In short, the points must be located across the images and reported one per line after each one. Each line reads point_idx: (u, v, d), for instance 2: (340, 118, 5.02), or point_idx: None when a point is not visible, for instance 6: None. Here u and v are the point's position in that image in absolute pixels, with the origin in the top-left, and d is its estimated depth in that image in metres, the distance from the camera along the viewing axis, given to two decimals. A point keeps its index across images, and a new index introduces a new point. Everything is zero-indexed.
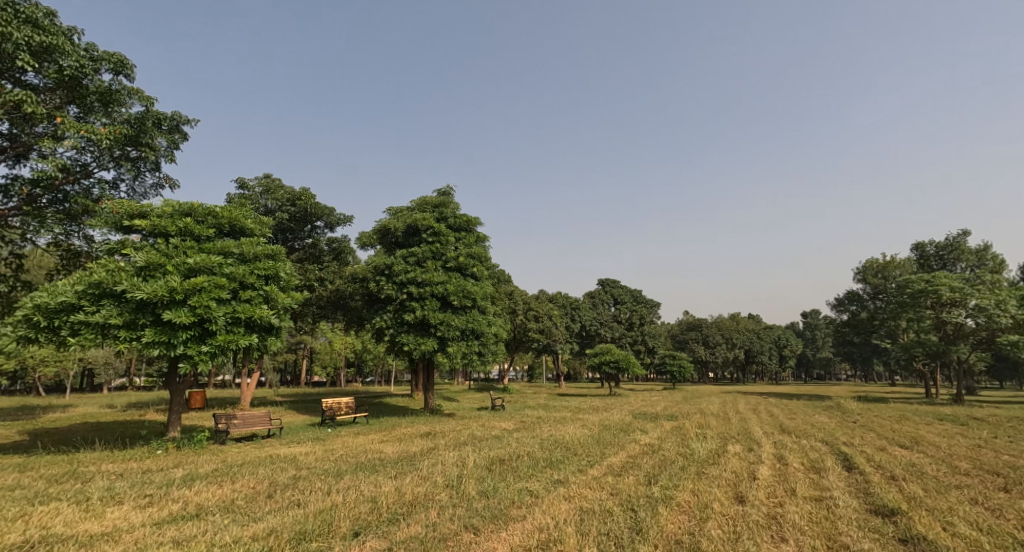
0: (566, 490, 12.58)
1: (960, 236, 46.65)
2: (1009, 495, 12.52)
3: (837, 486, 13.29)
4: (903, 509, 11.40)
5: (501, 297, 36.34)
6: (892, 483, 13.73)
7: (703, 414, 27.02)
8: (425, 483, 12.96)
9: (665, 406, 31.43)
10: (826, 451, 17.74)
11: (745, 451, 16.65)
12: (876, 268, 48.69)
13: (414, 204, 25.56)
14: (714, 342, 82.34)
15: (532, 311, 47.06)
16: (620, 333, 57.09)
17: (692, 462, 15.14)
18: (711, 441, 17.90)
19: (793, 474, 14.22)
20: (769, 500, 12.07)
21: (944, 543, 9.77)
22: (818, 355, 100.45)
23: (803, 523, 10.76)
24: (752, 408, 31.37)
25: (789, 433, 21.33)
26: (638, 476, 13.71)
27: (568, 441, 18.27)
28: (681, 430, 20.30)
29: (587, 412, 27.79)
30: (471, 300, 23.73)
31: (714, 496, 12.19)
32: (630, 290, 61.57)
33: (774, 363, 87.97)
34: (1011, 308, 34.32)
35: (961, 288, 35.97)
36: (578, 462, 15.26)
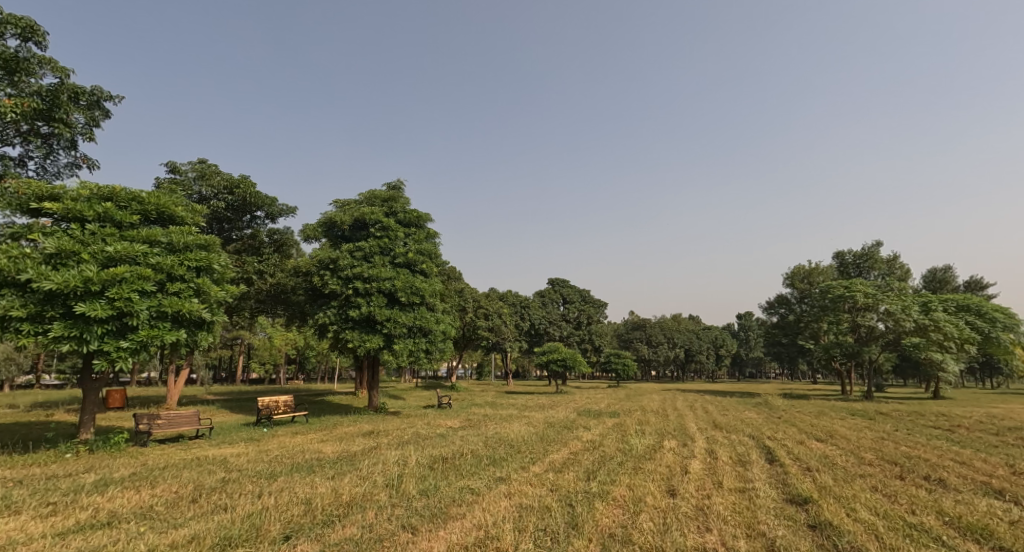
0: (506, 488, 12.75)
1: (874, 246, 50.27)
2: (905, 482, 13.71)
3: (759, 477, 14.14)
4: (815, 498, 12.26)
5: (450, 296, 36.35)
6: (808, 474, 14.74)
7: (643, 410, 27.91)
8: (364, 483, 12.83)
9: (608, 403, 32.32)
10: (752, 445, 18.81)
11: (679, 446, 17.39)
12: (802, 275, 51.98)
13: (362, 197, 25.05)
14: (657, 341, 85.09)
15: (481, 309, 47.06)
16: (568, 332, 57.90)
17: (630, 457, 15.65)
18: (649, 437, 18.61)
19: (721, 468, 14.98)
20: (698, 493, 12.68)
21: (846, 527, 10.57)
22: (751, 355, 105.76)
23: (727, 513, 11.38)
24: (690, 404, 32.74)
25: (721, 428, 22.38)
26: (578, 473, 14.06)
27: (512, 438, 18.51)
28: (621, 426, 20.95)
29: (532, 409, 28.23)
30: (420, 297, 23.44)
31: (648, 490, 12.70)
32: (579, 291, 62.74)
33: (712, 363, 91.88)
34: (914, 313, 37.34)
35: (874, 294, 38.90)
36: (519, 459, 15.49)
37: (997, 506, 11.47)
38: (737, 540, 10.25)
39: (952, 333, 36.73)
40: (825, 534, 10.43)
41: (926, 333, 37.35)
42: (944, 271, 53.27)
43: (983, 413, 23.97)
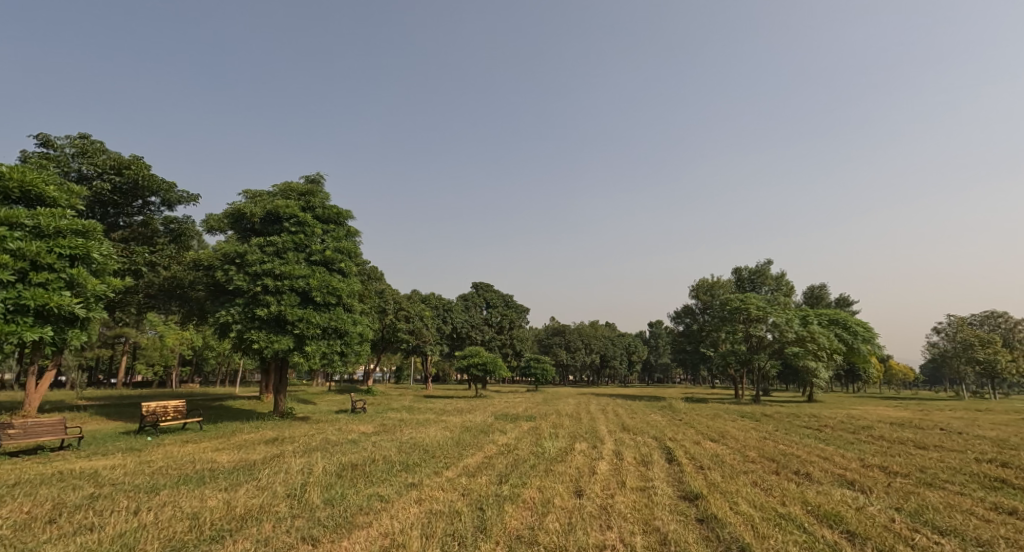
0: (416, 494, 12.44)
1: (765, 263, 54.77)
2: (780, 476, 14.83)
3: (658, 476, 14.77)
4: (704, 494, 12.94)
5: (369, 296, 35.19)
6: (700, 471, 15.61)
7: (558, 414, 28.43)
8: (263, 494, 12.02)
9: (525, 407, 32.58)
10: (655, 446, 19.67)
11: (589, 448, 17.85)
12: (705, 288, 55.33)
13: (277, 189, 23.62)
14: (575, 346, 87.08)
15: (402, 311, 45.87)
16: (489, 336, 57.81)
17: (541, 460, 15.82)
18: (561, 440, 18.92)
19: (626, 468, 15.48)
20: (603, 492, 13.01)
21: (729, 519, 11.25)
22: (659, 360, 111.37)
23: (627, 511, 11.75)
24: (602, 408, 33.76)
25: (630, 430, 23.22)
26: (490, 476, 14.00)
27: (426, 443, 18.13)
28: (536, 430, 21.19)
29: (449, 413, 27.91)
30: (336, 297, 22.44)
31: (556, 491, 12.87)
32: (502, 295, 62.88)
33: (624, 368, 95.52)
34: (795, 325, 40.97)
35: (764, 307, 42.19)
36: (433, 464, 15.19)
37: (848, 495, 12.73)
38: (634, 536, 10.57)
39: (823, 343, 40.87)
40: (710, 526, 11.04)
41: (804, 343, 41.14)
42: (820, 289, 58.60)
43: (848, 414, 26.71)
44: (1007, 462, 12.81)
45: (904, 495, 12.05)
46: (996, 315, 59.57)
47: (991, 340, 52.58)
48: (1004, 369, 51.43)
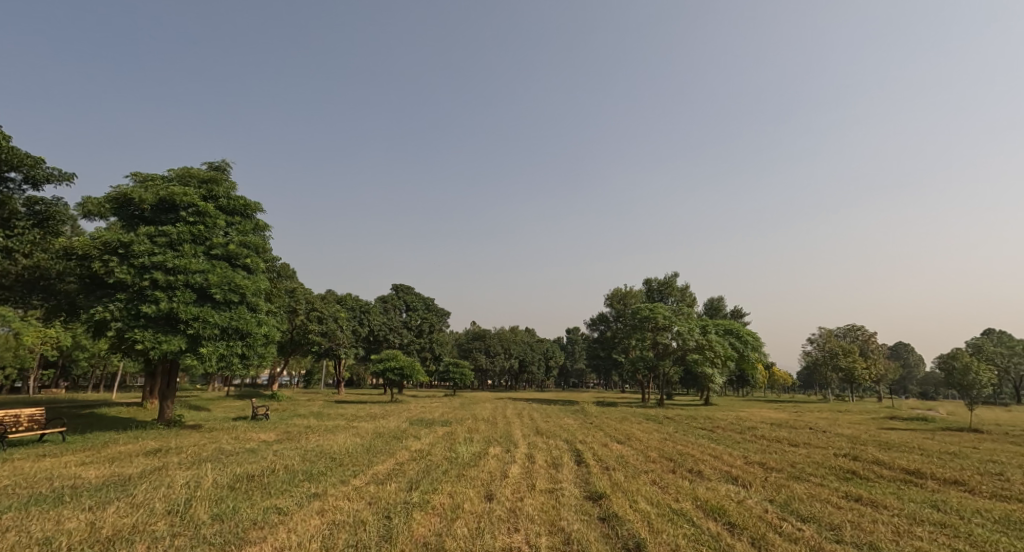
0: (319, 505, 12.18)
1: (673, 275, 58.27)
2: (677, 474, 15.94)
3: (567, 478, 15.37)
4: (607, 493, 13.66)
5: (278, 296, 33.61)
6: (606, 472, 16.41)
7: (473, 418, 28.63)
8: (137, 512, 11.29)
9: (441, 412, 32.49)
10: (565, 449, 20.37)
11: (502, 452, 18.18)
12: (619, 297, 58.02)
13: (174, 174, 22.07)
14: (495, 351, 87.54)
15: (315, 312, 44.16)
16: (407, 340, 56.97)
17: (454, 465, 15.92)
18: (475, 444, 19.13)
19: (536, 471, 15.95)
20: (513, 496, 13.34)
21: (628, 516, 11.96)
22: (575, 366, 114.51)
23: (534, 513, 12.16)
24: (517, 412, 34.40)
25: (542, 434, 23.84)
26: (399, 484, 13.91)
27: (335, 450, 17.69)
28: (450, 435, 21.26)
29: (361, 419, 27.27)
30: (239, 296, 21.42)
31: (467, 496, 13.05)
32: (423, 298, 62.08)
33: (542, 373, 97.36)
34: (696, 334, 43.96)
35: (670, 317, 44.81)
36: (339, 473, 14.87)
37: (732, 490, 13.93)
38: (539, 537, 10.98)
39: (719, 351, 44.13)
40: (611, 523, 11.73)
41: (703, 351, 44.24)
42: (719, 300, 63.09)
43: (739, 416, 29.06)
44: (858, 456, 14.62)
45: (777, 488, 13.40)
46: (857, 328, 66.49)
47: (852, 350, 58.50)
48: (861, 375, 57.36)
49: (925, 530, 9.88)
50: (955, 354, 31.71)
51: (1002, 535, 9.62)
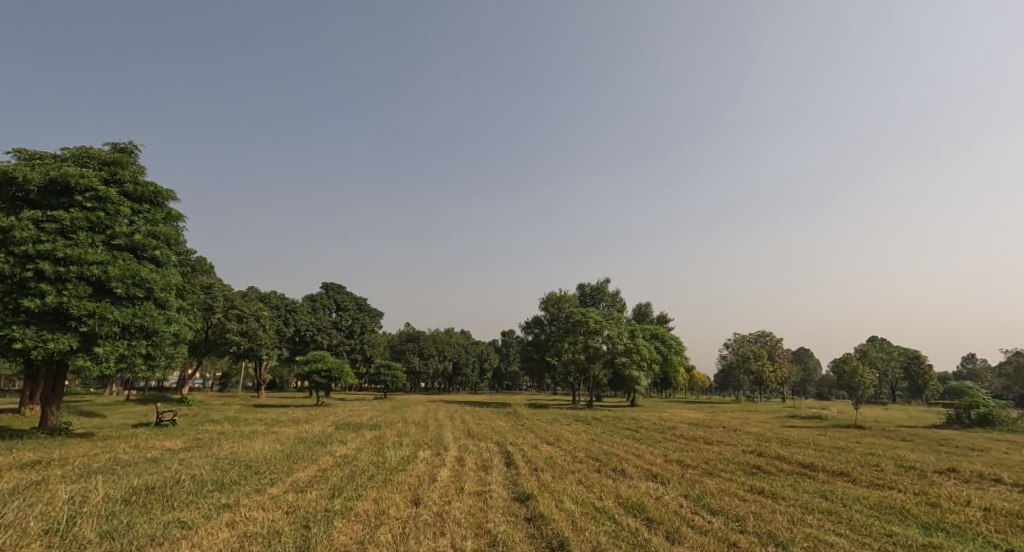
0: (229, 517, 11.77)
1: (605, 281, 60.06)
2: (602, 474, 16.56)
3: (495, 480, 15.60)
4: (534, 494, 14.02)
5: (191, 293, 31.72)
6: (534, 473, 16.77)
7: (404, 422, 28.30)
8: (10, 533, 10.45)
9: (370, 415, 31.85)
10: (495, 451, 20.59)
11: (432, 456, 18.15)
12: (553, 301, 59.07)
13: (69, 153, 20.39)
14: (429, 353, 86.56)
15: (234, 310, 42.06)
16: (336, 341, 55.36)
17: (381, 470, 15.70)
18: (404, 448, 18.96)
19: (466, 474, 16.09)
20: (440, 499, 13.37)
21: (553, 516, 12.34)
22: (509, 368, 115.18)
23: (462, 516, 12.28)
24: (449, 414, 34.30)
25: (473, 436, 23.98)
26: (321, 491, 13.59)
27: (251, 458, 17.00)
28: (378, 439, 20.95)
29: (283, 424, 26.29)
30: (144, 291, 20.16)
31: (393, 501, 12.94)
32: (354, 298, 60.45)
33: (475, 376, 97.30)
34: (625, 338, 45.50)
35: (601, 321, 45.97)
36: (255, 481, 14.35)
37: (651, 487, 14.65)
38: (464, 540, 11.12)
39: (646, 354, 46.00)
40: (536, 524, 12.05)
41: (631, 354, 45.82)
42: (646, 306, 65.66)
43: (662, 417, 30.43)
44: (763, 452, 15.77)
45: (692, 484, 14.23)
46: (768, 334, 71.29)
47: (762, 354, 62.51)
48: (769, 378, 61.46)
49: (815, 518, 10.87)
50: (846, 358, 34.77)
51: (875, 519, 10.76)
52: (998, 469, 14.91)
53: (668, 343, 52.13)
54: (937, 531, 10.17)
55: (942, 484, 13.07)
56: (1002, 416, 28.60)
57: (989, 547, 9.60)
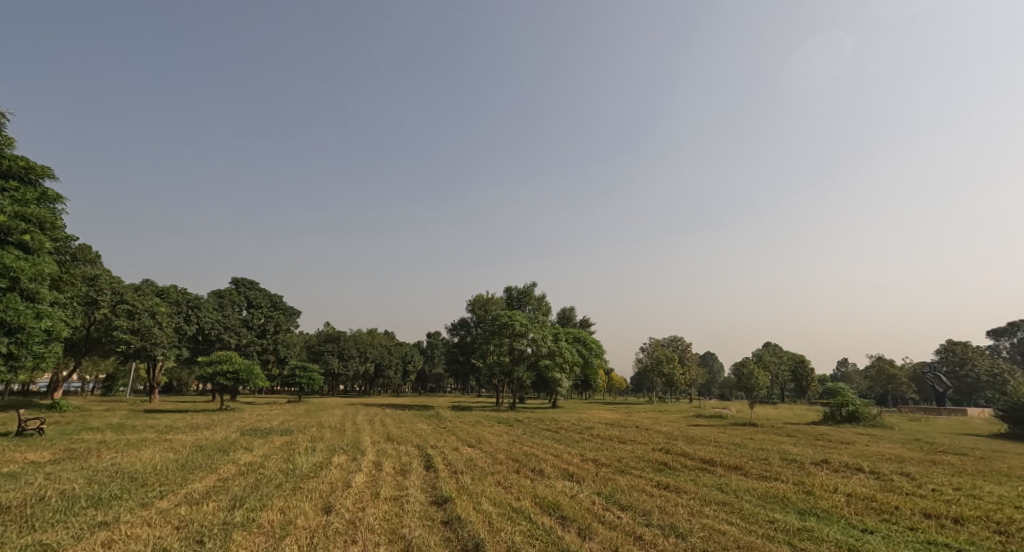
0: (107, 536, 10.93)
1: (531, 284, 61.00)
2: (520, 475, 16.89)
3: (414, 484, 15.51)
4: (453, 497, 14.09)
5: (68, 287, 28.92)
6: (453, 476, 16.82)
7: (319, 426, 27.41)
8: None
9: (281, 420, 30.49)
10: (415, 455, 20.43)
11: (348, 461, 17.72)
12: (481, 303, 59.17)
13: None
14: (349, 354, 84.18)
15: (123, 306, 38.84)
16: (246, 341, 52.01)
17: (291, 477, 15.11)
18: (318, 454, 18.38)
19: (382, 479, 15.87)
20: (354, 506, 13.12)
21: (470, 519, 12.47)
22: (434, 371, 113.98)
23: (376, 522, 12.13)
24: (368, 418, 33.54)
25: (393, 440, 23.65)
26: (220, 501, 12.88)
27: (136, 470, 15.78)
28: (289, 445, 20.18)
29: (179, 431, 24.60)
30: (8, 280, 18.20)
31: (302, 509, 12.52)
32: (268, 296, 57.67)
33: (398, 379, 95.61)
34: (548, 340, 46.51)
35: (527, 324, 46.72)
36: (141, 494, 13.33)
37: (567, 486, 15.12)
38: (377, 547, 11.00)
39: (568, 357, 47.21)
40: (453, 527, 12.12)
41: (554, 357, 46.82)
42: (570, 311, 67.25)
43: (581, 418, 31.37)
44: (670, 450, 16.70)
45: (605, 481, 14.85)
46: (678, 339, 75.23)
47: (673, 358, 65.83)
48: (681, 381, 64.81)
49: (711, 509, 11.70)
50: (745, 362, 37.49)
51: (761, 508, 11.74)
52: (862, 459, 16.71)
53: (589, 346, 53.91)
54: (810, 516, 11.25)
55: (817, 474, 14.46)
56: (866, 413, 31.87)
57: (851, 528, 10.74)
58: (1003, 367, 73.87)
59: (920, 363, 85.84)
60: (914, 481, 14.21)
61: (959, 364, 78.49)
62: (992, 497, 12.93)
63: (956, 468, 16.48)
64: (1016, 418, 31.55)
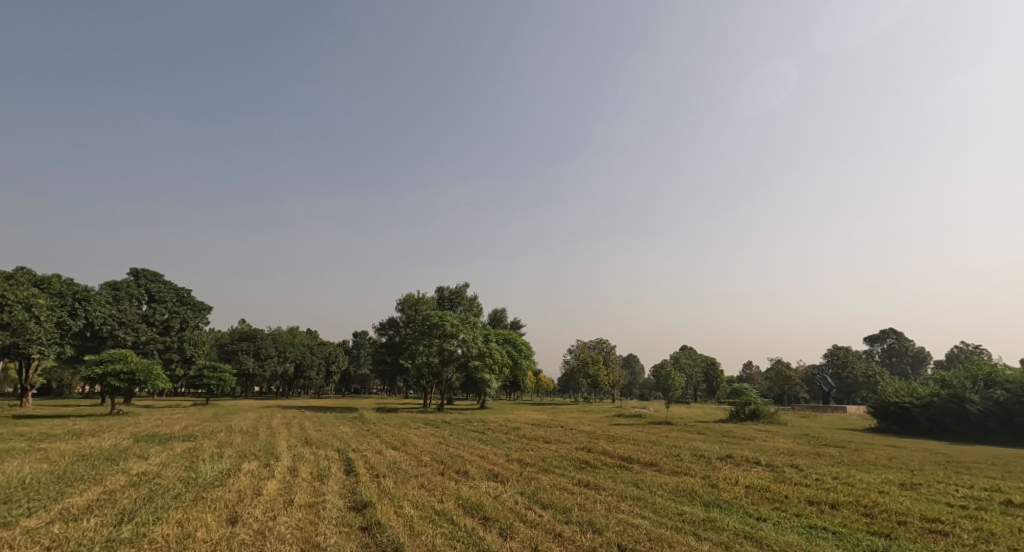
0: None
1: (464, 285, 60.61)
2: (444, 476, 16.61)
3: (331, 490, 14.86)
4: (372, 501, 13.63)
5: None
6: (375, 480, 16.29)
7: (228, 431, 25.82)
8: None
9: (185, 425, 28.41)
10: (334, 459, 19.64)
11: (259, 468, 16.76)
12: (411, 303, 58.07)
13: None
14: (265, 354, 80.27)
15: None
16: (145, 338, 48.27)
17: (193, 486, 14.05)
18: (225, 461, 17.26)
19: (297, 485, 15.10)
20: (263, 515, 12.37)
21: (390, 523, 12.07)
22: (359, 372, 110.75)
23: (287, 531, 11.50)
24: (284, 422, 31.96)
25: (310, 444, 22.65)
26: (105, 516, 11.72)
27: (6, 483, 14.09)
28: (193, 451, 18.81)
29: (61, 439, 22.32)
30: None
31: (203, 521, 11.66)
32: (173, 289, 53.64)
33: (320, 379, 92.12)
34: (479, 342, 46.34)
35: (458, 325, 46.31)
36: (6, 512, 11.88)
37: (491, 486, 15.03)
38: None
39: (498, 358, 47.20)
40: (370, 533, 11.68)
41: (484, 358, 46.70)
42: (501, 312, 67.46)
43: (506, 419, 31.44)
44: (592, 448, 17.01)
45: (528, 481, 14.87)
46: (605, 341, 77.25)
47: (598, 359, 67.58)
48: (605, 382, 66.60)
49: (627, 505, 11.98)
50: (664, 364, 39.03)
51: (672, 501, 12.16)
52: (763, 453, 17.79)
53: (519, 348, 54.33)
54: (714, 508, 11.77)
55: (722, 467, 15.23)
56: (766, 411, 34.07)
57: (748, 517, 11.31)
58: (878, 369, 81.59)
59: (811, 364, 92.56)
60: (803, 472, 15.28)
61: (841, 366, 85.07)
62: (863, 483, 14.12)
63: (836, 459, 17.90)
64: (884, 414, 34.75)
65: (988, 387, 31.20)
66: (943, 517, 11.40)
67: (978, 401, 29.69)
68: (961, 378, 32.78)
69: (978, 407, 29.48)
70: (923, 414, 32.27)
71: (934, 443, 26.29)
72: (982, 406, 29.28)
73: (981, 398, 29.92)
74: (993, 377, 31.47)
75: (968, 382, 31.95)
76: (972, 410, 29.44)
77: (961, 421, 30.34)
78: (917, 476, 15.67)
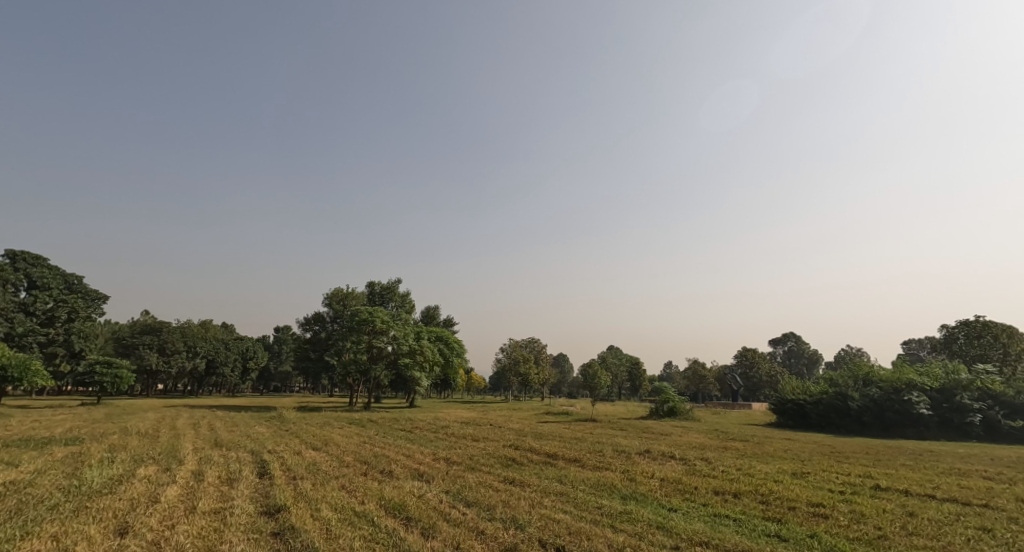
0: None
1: (396, 281, 59.30)
2: (367, 477, 15.96)
3: (241, 495, 13.88)
4: (287, 505, 12.86)
5: None
6: (291, 483, 15.40)
7: (122, 433, 23.73)
8: None
9: (72, 427, 25.78)
10: (247, 461, 18.45)
11: (159, 473, 15.42)
12: (339, 297, 56.09)
13: None
14: (172, 349, 75.14)
15: None
16: (22, 330, 43.77)
17: (76, 496, 12.65)
18: (119, 466, 15.75)
19: (202, 491, 14.00)
20: (160, 524, 11.34)
21: (305, 527, 11.39)
22: (280, 368, 105.97)
23: (185, 541, 10.57)
24: (191, 423, 29.78)
25: (221, 446, 21.22)
26: None
27: None
28: (80, 457, 17.05)
29: None
30: None
31: (85, 534, 10.52)
32: (59, 276, 48.99)
33: (235, 376, 87.26)
34: (410, 339, 45.38)
35: (389, 321, 45.12)
36: None
37: (415, 486, 14.59)
38: None
39: (429, 356, 46.42)
40: (283, 538, 10.97)
41: (414, 356, 45.78)
42: (434, 311, 66.50)
43: (431, 417, 30.92)
44: (519, 446, 16.91)
45: (453, 480, 14.54)
46: (536, 340, 77.97)
47: (529, 358, 68.10)
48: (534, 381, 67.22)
49: (550, 500, 11.92)
50: (591, 363, 39.73)
51: (592, 496, 12.24)
52: (677, 448, 18.38)
53: (451, 345, 53.77)
54: (631, 501, 11.94)
55: (639, 462, 15.57)
56: (682, 408, 35.47)
57: (661, 508, 11.56)
58: (780, 369, 87.71)
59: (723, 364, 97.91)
60: (713, 464, 15.87)
61: (749, 365, 90.56)
62: (763, 474, 14.86)
63: (740, 452, 18.82)
64: (780, 409, 36.88)
65: (866, 385, 33.99)
66: (826, 502, 12.13)
67: (857, 397, 32.31)
68: (845, 377, 35.45)
69: (856, 402, 32.07)
70: (812, 408, 34.23)
71: (822, 436, 28.36)
72: (859, 402, 31.89)
73: (859, 395, 32.59)
74: (869, 376, 34.23)
75: (850, 381, 34.60)
76: (852, 405, 32.01)
77: (843, 416, 32.82)
78: (807, 466, 16.75)
